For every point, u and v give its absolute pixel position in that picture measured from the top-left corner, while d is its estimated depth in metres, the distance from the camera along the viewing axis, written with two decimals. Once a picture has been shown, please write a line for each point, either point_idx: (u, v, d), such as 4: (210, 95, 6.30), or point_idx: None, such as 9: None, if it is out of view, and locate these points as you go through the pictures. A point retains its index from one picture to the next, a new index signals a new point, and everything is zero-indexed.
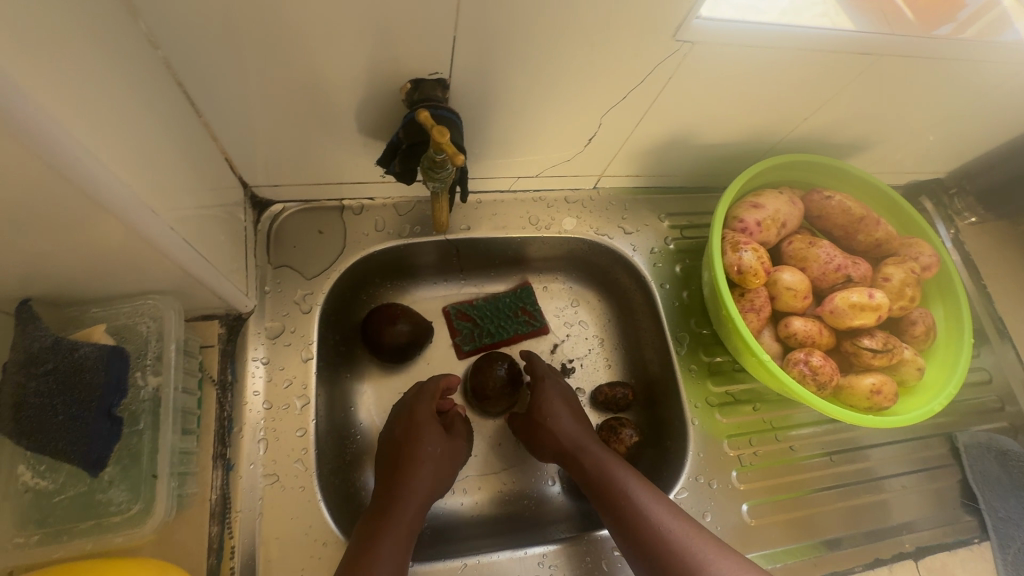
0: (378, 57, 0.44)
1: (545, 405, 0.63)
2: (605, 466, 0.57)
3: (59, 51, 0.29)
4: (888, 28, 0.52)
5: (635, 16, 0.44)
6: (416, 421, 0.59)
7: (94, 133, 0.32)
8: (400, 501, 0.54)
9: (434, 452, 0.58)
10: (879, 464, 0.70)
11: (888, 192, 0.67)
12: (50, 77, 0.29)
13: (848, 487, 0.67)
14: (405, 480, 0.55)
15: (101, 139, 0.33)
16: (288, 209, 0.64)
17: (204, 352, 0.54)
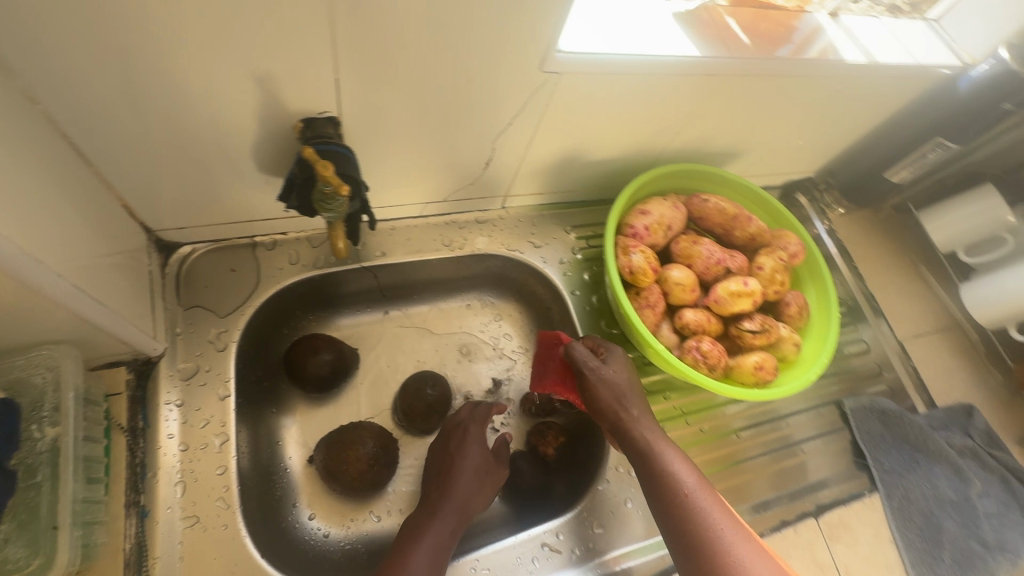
0: (266, 100, 0.47)
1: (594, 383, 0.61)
2: (664, 457, 0.56)
3: None
4: (729, 52, 0.60)
5: (502, 54, 0.49)
6: (466, 438, 0.64)
7: None
8: (444, 509, 0.59)
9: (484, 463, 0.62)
10: (794, 432, 0.77)
11: (759, 191, 0.76)
12: None
13: (769, 453, 0.74)
14: (451, 486, 0.60)
15: None
16: (197, 250, 0.64)
17: (110, 400, 0.53)
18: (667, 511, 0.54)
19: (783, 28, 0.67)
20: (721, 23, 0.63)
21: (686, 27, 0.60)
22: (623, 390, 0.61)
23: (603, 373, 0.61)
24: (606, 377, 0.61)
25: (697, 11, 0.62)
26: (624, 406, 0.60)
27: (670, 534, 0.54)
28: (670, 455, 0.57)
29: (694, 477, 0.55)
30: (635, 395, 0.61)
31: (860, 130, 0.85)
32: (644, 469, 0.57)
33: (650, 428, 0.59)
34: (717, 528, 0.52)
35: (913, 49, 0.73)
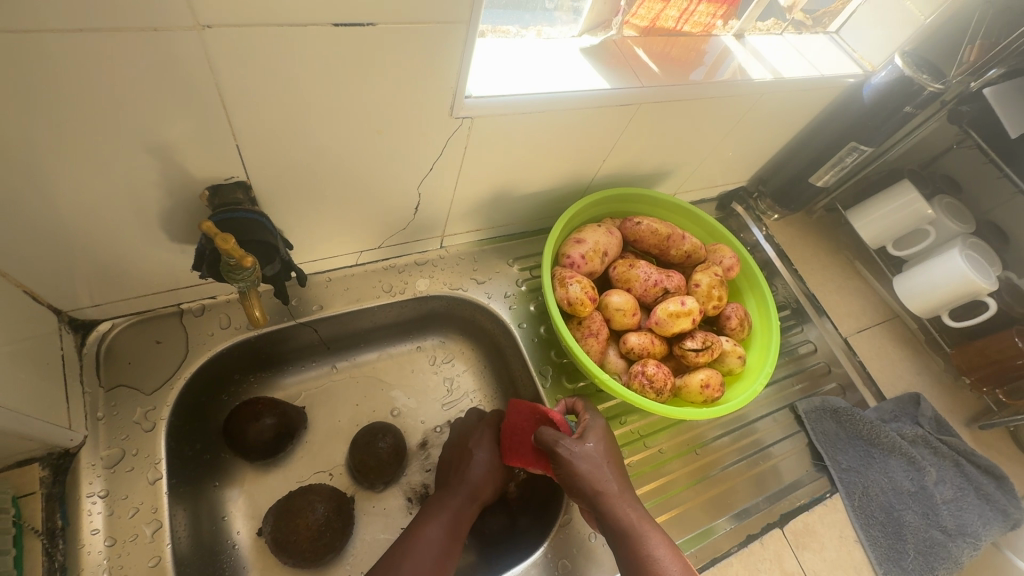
0: (166, 172, 0.45)
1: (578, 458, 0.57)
2: (647, 543, 0.53)
3: None
4: (641, 83, 0.62)
5: (410, 105, 0.49)
6: (480, 433, 0.67)
7: None
8: (462, 495, 0.60)
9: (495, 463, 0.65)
10: (767, 433, 0.80)
11: (690, 208, 0.78)
12: None
13: (731, 466, 0.75)
14: (468, 474, 0.62)
15: None
16: (118, 325, 0.61)
17: (23, 501, 0.49)
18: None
19: (694, 52, 0.70)
20: (629, 54, 0.64)
21: (596, 61, 0.61)
22: (601, 469, 0.57)
23: (580, 454, 0.57)
24: (585, 458, 0.57)
25: (607, 44, 0.64)
26: (604, 488, 0.56)
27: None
28: (653, 538, 0.53)
29: (680, 565, 0.52)
30: (615, 476, 0.57)
31: (781, 140, 0.88)
32: (625, 554, 0.53)
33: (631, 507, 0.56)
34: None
35: (817, 63, 0.77)
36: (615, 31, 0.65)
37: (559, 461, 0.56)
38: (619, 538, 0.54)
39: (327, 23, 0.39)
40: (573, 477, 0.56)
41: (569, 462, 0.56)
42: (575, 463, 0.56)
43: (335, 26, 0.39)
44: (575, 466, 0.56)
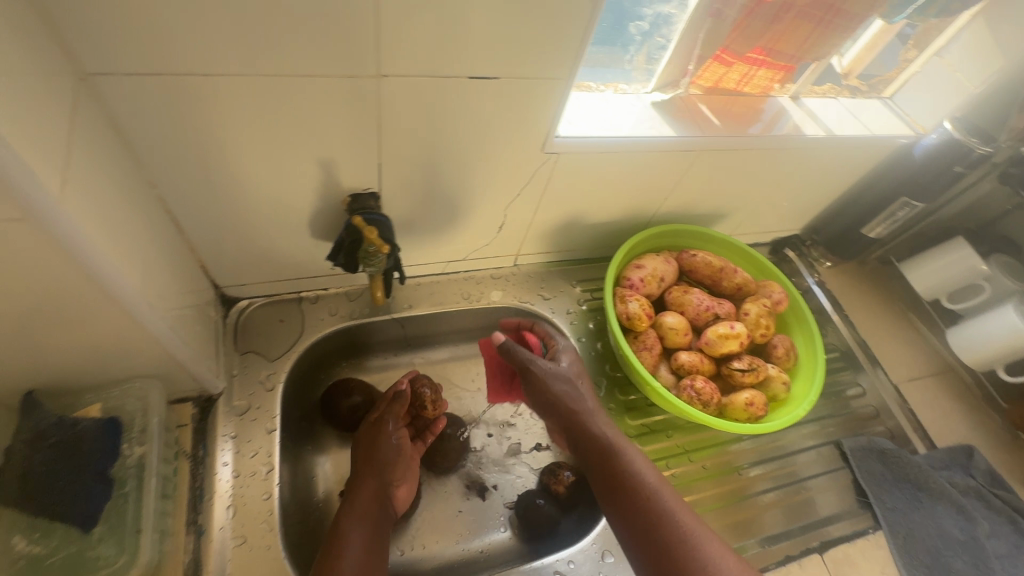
0: (324, 181, 0.59)
1: (546, 377, 0.65)
2: (624, 454, 0.59)
3: (99, 196, 0.42)
4: (703, 132, 0.72)
5: (513, 139, 0.61)
6: (380, 427, 0.70)
7: (119, 252, 0.44)
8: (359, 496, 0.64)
9: (401, 450, 0.70)
10: (801, 468, 0.82)
11: (743, 246, 0.85)
12: (97, 216, 0.41)
13: (772, 492, 0.78)
14: (375, 458, 0.67)
15: (121, 255, 0.44)
16: (253, 303, 0.75)
17: (179, 430, 0.63)
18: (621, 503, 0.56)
19: (751, 111, 0.79)
20: (694, 108, 0.75)
21: (665, 112, 0.72)
22: (577, 391, 0.65)
23: (559, 373, 0.66)
24: (559, 377, 0.66)
25: (675, 100, 0.75)
26: (581, 404, 0.64)
27: (625, 526, 0.55)
28: (627, 448, 0.60)
29: (657, 475, 0.57)
30: (592, 398, 0.65)
31: (833, 192, 0.95)
32: (602, 466, 0.59)
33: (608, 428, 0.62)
34: (673, 515, 0.54)
35: (869, 124, 0.84)
36: (684, 89, 0.75)
37: (534, 376, 0.65)
38: (597, 452, 0.60)
39: (463, 75, 0.51)
40: (548, 393, 0.65)
41: (543, 377, 0.65)
42: (552, 382, 0.65)
43: (469, 79, 0.52)
44: (552, 385, 0.65)
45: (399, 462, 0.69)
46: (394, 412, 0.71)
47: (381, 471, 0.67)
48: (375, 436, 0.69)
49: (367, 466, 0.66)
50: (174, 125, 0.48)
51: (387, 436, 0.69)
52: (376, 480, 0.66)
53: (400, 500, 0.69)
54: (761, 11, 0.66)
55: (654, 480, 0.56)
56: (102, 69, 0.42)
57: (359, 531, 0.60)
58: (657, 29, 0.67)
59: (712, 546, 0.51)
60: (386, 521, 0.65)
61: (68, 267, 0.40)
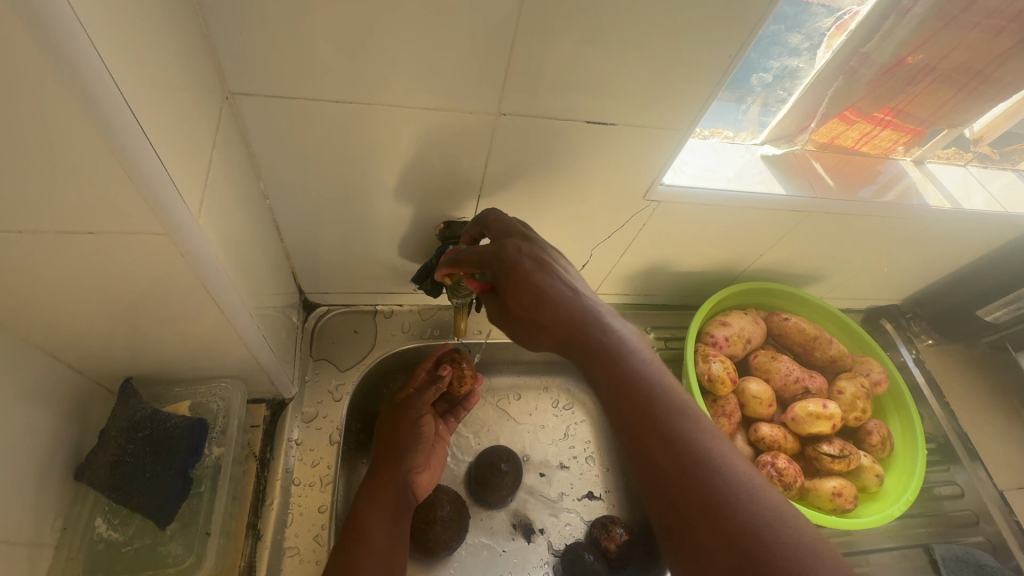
0: (423, 207, 0.59)
1: (519, 262, 0.46)
2: (641, 387, 0.39)
3: (225, 211, 0.44)
4: (816, 193, 0.67)
5: (616, 182, 0.59)
6: (403, 412, 0.69)
7: (233, 265, 0.45)
8: (382, 480, 0.63)
9: (426, 439, 0.68)
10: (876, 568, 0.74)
11: (839, 315, 0.79)
12: (220, 232, 0.43)
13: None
14: (393, 443, 0.67)
15: (234, 268, 0.46)
16: (331, 311, 0.76)
17: (251, 431, 0.64)
18: (657, 490, 0.35)
19: (869, 171, 0.74)
20: (806, 166, 0.71)
21: (774, 167, 0.68)
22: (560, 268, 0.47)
23: (521, 251, 0.47)
24: (539, 261, 0.47)
25: (785, 155, 0.71)
26: (576, 334, 0.43)
27: (680, 534, 0.33)
28: (649, 374, 0.40)
29: (712, 425, 0.38)
30: (570, 285, 0.46)
31: (948, 267, 0.86)
32: (620, 433, 0.38)
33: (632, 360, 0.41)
34: (737, 502, 0.33)
35: (1001, 197, 0.76)
36: (801, 144, 0.71)
37: (511, 269, 0.46)
38: (607, 411, 0.40)
39: (582, 120, 0.51)
40: (533, 277, 0.46)
41: (521, 272, 0.46)
42: (521, 263, 0.46)
43: (588, 122, 0.51)
44: (524, 267, 0.46)
45: (423, 451, 0.67)
46: (425, 397, 0.70)
47: (404, 458, 0.65)
48: (402, 422, 0.68)
49: (390, 455, 0.65)
50: (297, 143, 0.49)
51: (412, 423, 0.68)
52: (397, 470, 0.64)
53: (425, 483, 0.66)
54: (898, 70, 0.61)
55: (693, 431, 0.36)
56: (246, 90, 0.44)
57: (379, 521, 0.59)
58: (780, 82, 0.62)
59: (810, 535, 0.31)
60: (407, 508, 0.63)
61: (191, 278, 0.41)
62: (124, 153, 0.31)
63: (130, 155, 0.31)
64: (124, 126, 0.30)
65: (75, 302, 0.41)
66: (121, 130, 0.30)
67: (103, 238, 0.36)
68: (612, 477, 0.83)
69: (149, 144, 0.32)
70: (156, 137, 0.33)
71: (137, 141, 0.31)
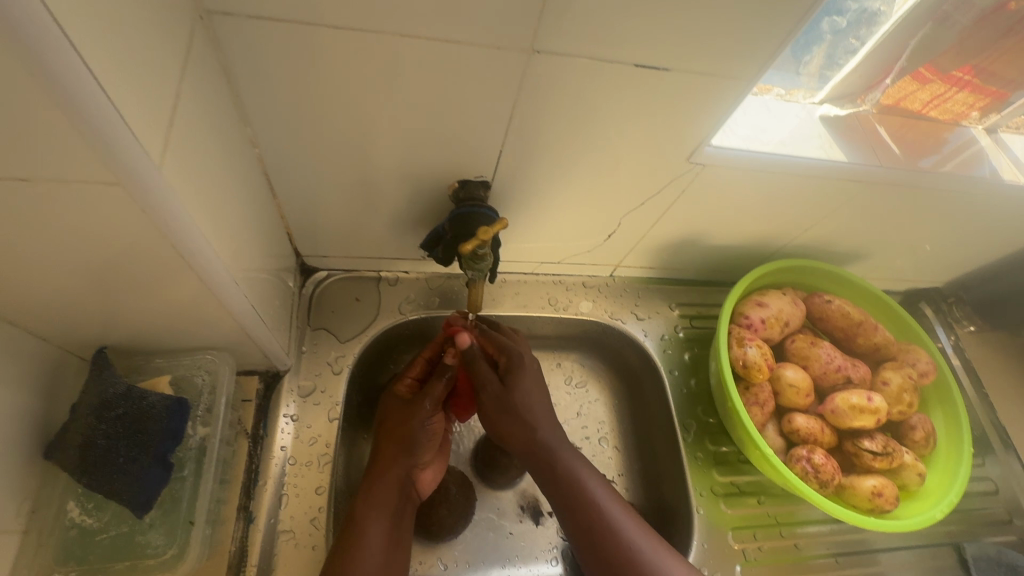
0: (434, 162, 0.52)
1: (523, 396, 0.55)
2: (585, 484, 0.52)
3: (199, 160, 0.37)
4: (878, 161, 0.59)
5: (657, 140, 0.51)
6: (410, 402, 0.60)
7: (210, 225, 0.39)
8: (383, 480, 0.56)
9: (434, 435, 0.60)
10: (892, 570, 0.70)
11: (885, 298, 0.72)
12: (192, 185, 0.36)
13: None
14: (399, 437, 0.58)
15: (212, 228, 0.39)
16: (331, 276, 0.70)
17: (243, 405, 0.59)
18: (580, 527, 0.51)
19: (932, 138, 0.64)
20: (869, 130, 0.62)
21: (834, 130, 0.60)
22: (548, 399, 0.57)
23: (524, 370, 0.57)
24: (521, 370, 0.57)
25: (847, 116, 0.62)
26: (546, 447, 0.53)
27: (584, 548, 0.52)
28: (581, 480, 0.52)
29: (636, 524, 0.52)
30: (541, 384, 0.57)
31: (1005, 249, 0.79)
32: (556, 489, 0.53)
33: (577, 462, 0.53)
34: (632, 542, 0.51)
35: None
36: (868, 105, 0.62)
37: (509, 382, 0.56)
38: (553, 482, 0.53)
39: (631, 63, 0.43)
40: (523, 398, 0.55)
41: (517, 392, 0.55)
42: (524, 380, 0.56)
43: (635, 66, 0.43)
44: (524, 382, 0.56)
45: (431, 445, 0.60)
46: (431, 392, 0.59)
47: (410, 454, 0.57)
48: (411, 414, 0.59)
49: (394, 448, 0.57)
50: (288, 80, 0.42)
51: (421, 418, 0.59)
52: (403, 467, 0.57)
53: (425, 479, 0.61)
54: (996, 18, 0.55)
55: (600, 502, 0.52)
56: (225, 9, 0.36)
57: (381, 523, 0.53)
58: (854, 28, 0.55)
59: None
60: (409, 507, 0.58)
61: (156, 238, 0.35)
62: (46, 73, 0.24)
63: (55, 73, 0.24)
64: (41, 33, 0.23)
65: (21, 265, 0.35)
66: (38, 42, 0.23)
67: (42, 189, 0.29)
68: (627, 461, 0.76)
69: (80, 61, 0.25)
70: (91, 54, 0.25)
71: (60, 57, 0.24)
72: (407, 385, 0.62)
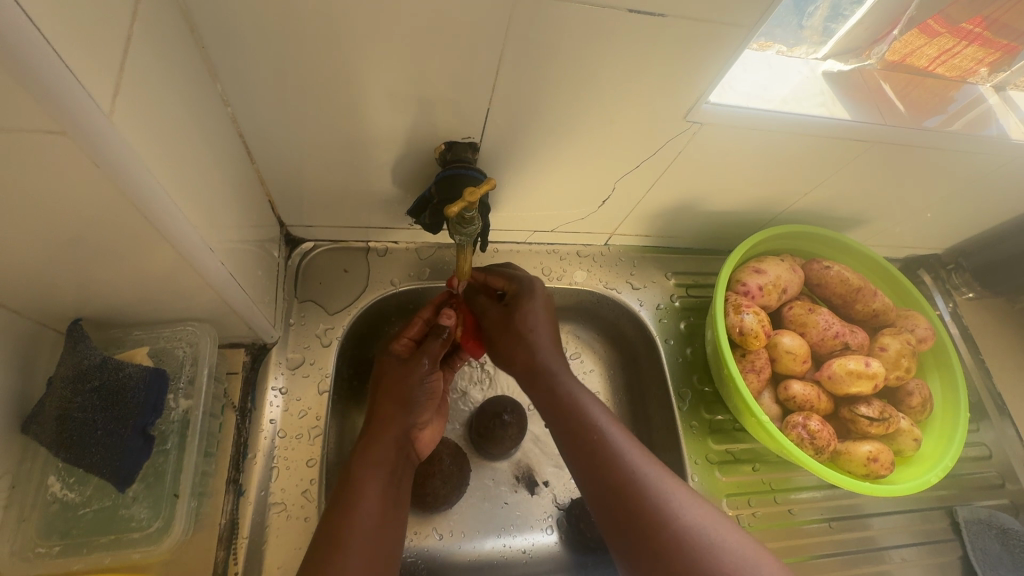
0: (418, 124, 0.49)
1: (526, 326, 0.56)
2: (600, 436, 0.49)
3: (161, 116, 0.34)
4: (882, 119, 0.57)
5: (651, 97, 0.49)
6: (411, 361, 0.57)
7: (177, 187, 0.37)
8: (384, 437, 0.53)
9: (433, 393, 0.58)
10: (884, 534, 0.70)
11: (885, 264, 0.71)
12: (154, 143, 0.34)
13: (848, 555, 0.68)
14: (402, 393, 0.55)
15: (180, 191, 0.37)
16: (318, 247, 0.67)
17: (229, 379, 0.57)
18: (584, 456, 0.49)
19: (939, 96, 0.62)
20: (874, 87, 0.60)
21: (837, 87, 0.58)
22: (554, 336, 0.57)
23: (533, 294, 0.58)
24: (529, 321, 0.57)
25: (851, 73, 0.59)
26: (548, 368, 0.54)
27: (589, 482, 0.48)
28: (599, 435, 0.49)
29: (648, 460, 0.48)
30: (547, 319, 0.58)
31: (1007, 214, 0.77)
32: (558, 416, 0.52)
33: (580, 389, 0.53)
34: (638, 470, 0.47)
35: None
36: (873, 61, 0.60)
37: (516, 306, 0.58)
38: (553, 408, 0.52)
39: (624, 9, 0.40)
40: (525, 323, 0.57)
41: (523, 314, 0.57)
42: (530, 307, 0.57)
43: (628, 12, 0.41)
44: (530, 310, 0.57)
45: (428, 404, 0.58)
46: (428, 348, 0.58)
47: (409, 411, 0.55)
48: (409, 372, 0.56)
49: (394, 406, 0.54)
50: (258, 30, 0.39)
51: (420, 375, 0.56)
52: (401, 425, 0.54)
53: (423, 440, 0.58)
54: None
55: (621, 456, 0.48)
56: None
57: (377, 485, 0.50)
58: None
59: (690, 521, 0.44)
60: (406, 469, 0.54)
61: (117, 198, 0.33)
62: None
63: None
64: None
65: None
66: None
67: None
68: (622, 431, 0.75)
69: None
70: None
71: None
72: (405, 344, 0.60)
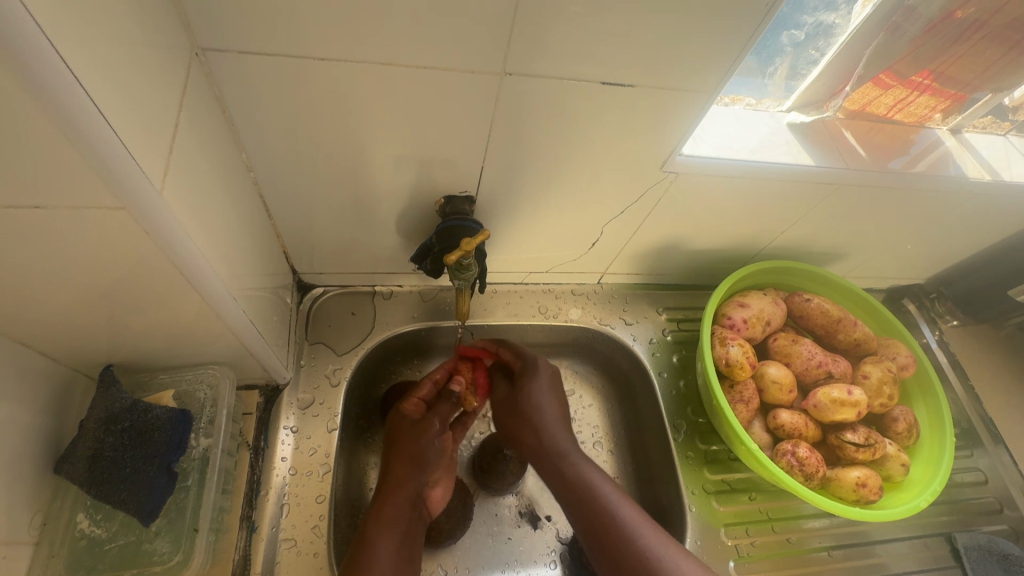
0: (420, 181, 0.55)
1: (534, 386, 0.60)
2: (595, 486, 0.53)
3: (199, 187, 0.40)
4: (845, 163, 0.62)
5: (629, 150, 0.54)
6: (423, 429, 0.61)
7: (209, 246, 0.41)
8: (399, 500, 0.56)
9: (445, 453, 0.61)
10: (891, 560, 0.71)
11: (866, 296, 0.75)
12: (193, 210, 0.39)
13: None
14: (415, 455, 0.59)
15: (211, 249, 0.42)
16: (327, 292, 0.72)
17: (244, 419, 0.61)
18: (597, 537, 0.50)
19: (899, 140, 0.67)
20: (836, 135, 0.65)
21: (801, 136, 0.63)
22: (559, 402, 0.60)
23: (537, 369, 0.61)
24: (535, 408, 0.59)
25: (814, 122, 0.65)
26: (555, 447, 0.56)
27: None
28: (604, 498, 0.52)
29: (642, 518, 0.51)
30: (554, 390, 0.61)
31: (979, 246, 0.81)
32: (573, 498, 0.53)
33: (587, 465, 0.55)
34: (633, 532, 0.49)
35: None
36: (832, 112, 0.65)
37: (521, 383, 0.61)
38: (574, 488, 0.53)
39: (596, 81, 0.46)
40: (535, 396, 0.60)
41: (527, 391, 0.60)
42: (537, 378, 0.61)
43: (600, 84, 0.46)
44: (536, 381, 0.60)
45: (441, 463, 0.61)
46: (439, 411, 0.63)
47: (422, 470, 0.58)
48: (423, 431, 0.61)
49: (406, 465, 0.58)
50: (279, 108, 0.45)
51: (432, 434, 0.61)
52: (415, 482, 0.57)
53: (434, 500, 0.61)
54: (945, 27, 0.56)
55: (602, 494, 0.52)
56: (218, 46, 0.39)
57: (390, 539, 0.52)
58: (812, 41, 0.57)
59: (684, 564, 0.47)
60: (419, 525, 0.57)
61: (160, 259, 0.37)
62: (59, 112, 0.26)
63: (64, 108, 0.26)
64: (53, 72, 0.25)
65: (29, 288, 0.37)
66: (52, 85, 0.26)
67: (52, 214, 0.32)
68: (621, 463, 0.77)
69: (84, 93, 0.27)
70: (96, 91, 0.28)
71: (70, 91, 0.26)
72: (415, 404, 0.64)
